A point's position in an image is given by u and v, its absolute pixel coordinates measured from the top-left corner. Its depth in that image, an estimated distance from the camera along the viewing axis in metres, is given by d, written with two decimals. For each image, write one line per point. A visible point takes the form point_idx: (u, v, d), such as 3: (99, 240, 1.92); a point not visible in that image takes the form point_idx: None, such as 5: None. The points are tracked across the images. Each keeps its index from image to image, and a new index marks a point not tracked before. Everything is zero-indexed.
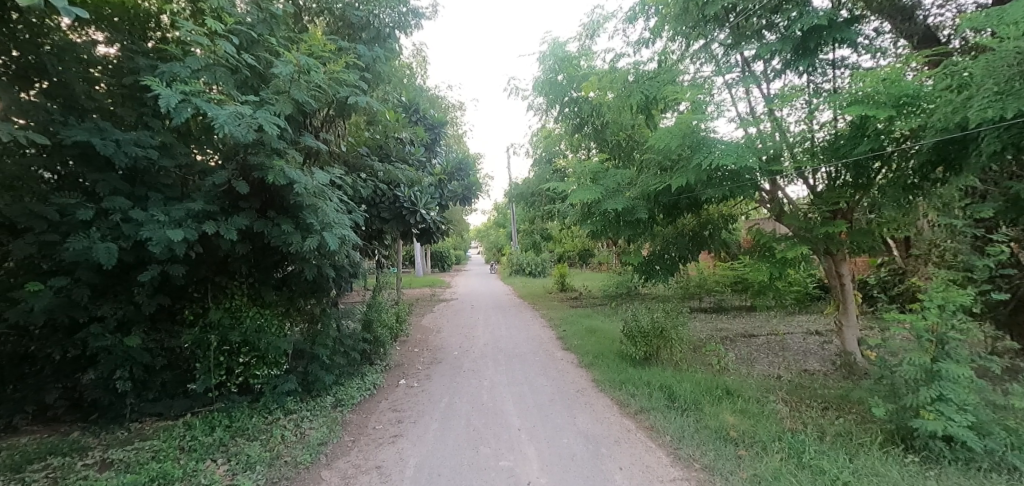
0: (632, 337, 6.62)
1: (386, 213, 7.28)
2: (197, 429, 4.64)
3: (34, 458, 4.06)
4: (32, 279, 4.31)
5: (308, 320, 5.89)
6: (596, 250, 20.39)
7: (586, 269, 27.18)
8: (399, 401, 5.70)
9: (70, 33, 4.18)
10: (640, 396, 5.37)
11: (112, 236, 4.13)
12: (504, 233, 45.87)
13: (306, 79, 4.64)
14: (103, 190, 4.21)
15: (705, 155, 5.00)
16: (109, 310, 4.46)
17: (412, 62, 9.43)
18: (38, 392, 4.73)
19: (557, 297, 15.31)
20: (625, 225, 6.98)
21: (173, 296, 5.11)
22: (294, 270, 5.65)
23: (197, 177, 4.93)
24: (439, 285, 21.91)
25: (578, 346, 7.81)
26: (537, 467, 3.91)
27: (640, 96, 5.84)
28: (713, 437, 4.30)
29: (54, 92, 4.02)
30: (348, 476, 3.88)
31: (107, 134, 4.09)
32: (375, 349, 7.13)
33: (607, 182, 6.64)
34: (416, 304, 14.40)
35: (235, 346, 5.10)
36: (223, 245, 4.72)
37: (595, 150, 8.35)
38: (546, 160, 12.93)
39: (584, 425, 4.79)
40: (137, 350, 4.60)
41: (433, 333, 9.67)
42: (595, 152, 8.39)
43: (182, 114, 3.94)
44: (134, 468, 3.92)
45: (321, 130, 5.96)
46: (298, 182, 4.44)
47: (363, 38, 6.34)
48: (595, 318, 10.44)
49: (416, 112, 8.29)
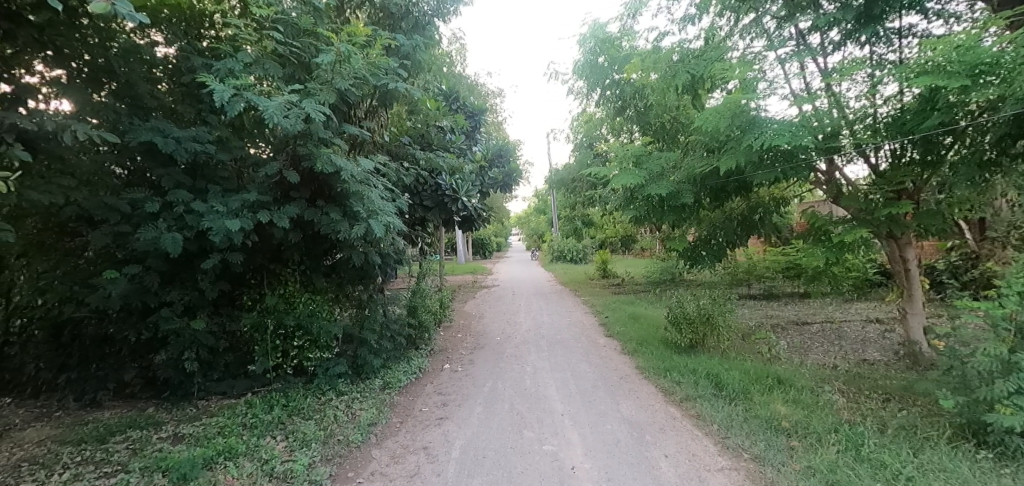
0: (676, 324, 6.43)
1: (429, 201, 7.29)
2: (258, 407, 4.91)
3: (116, 430, 4.46)
4: (109, 267, 4.67)
5: (356, 306, 6.08)
6: (638, 237, 20.00)
7: (628, 257, 26.72)
8: (444, 384, 5.84)
9: (133, 35, 4.45)
10: (686, 385, 5.26)
11: (177, 227, 4.41)
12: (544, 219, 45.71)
13: (348, 68, 4.71)
14: (168, 184, 4.51)
15: (757, 135, 4.77)
16: (177, 295, 4.77)
17: (451, 50, 9.33)
18: (117, 371, 5.16)
19: (599, 283, 15.16)
20: (669, 211, 6.72)
21: (233, 283, 5.39)
22: (342, 257, 5.81)
23: (251, 169, 5.17)
24: (482, 272, 22.20)
25: (621, 333, 7.72)
26: (580, 452, 3.93)
27: (685, 76, 5.57)
28: (763, 427, 4.17)
29: (121, 92, 4.42)
30: (396, 457, 4.05)
31: (168, 133, 4.36)
32: (420, 334, 7.30)
33: (650, 166, 6.41)
34: (458, 290, 14.61)
35: (290, 330, 5.33)
36: (277, 234, 4.93)
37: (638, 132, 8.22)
38: (586, 146, 12.72)
39: (627, 412, 4.78)
40: (202, 333, 4.91)
41: (476, 319, 9.80)
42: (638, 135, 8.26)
43: (235, 107, 4.14)
44: (202, 441, 4.23)
45: (364, 120, 6.07)
46: (344, 170, 4.60)
47: (403, 27, 6.36)
48: (637, 305, 10.28)
49: (456, 100, 8.23)
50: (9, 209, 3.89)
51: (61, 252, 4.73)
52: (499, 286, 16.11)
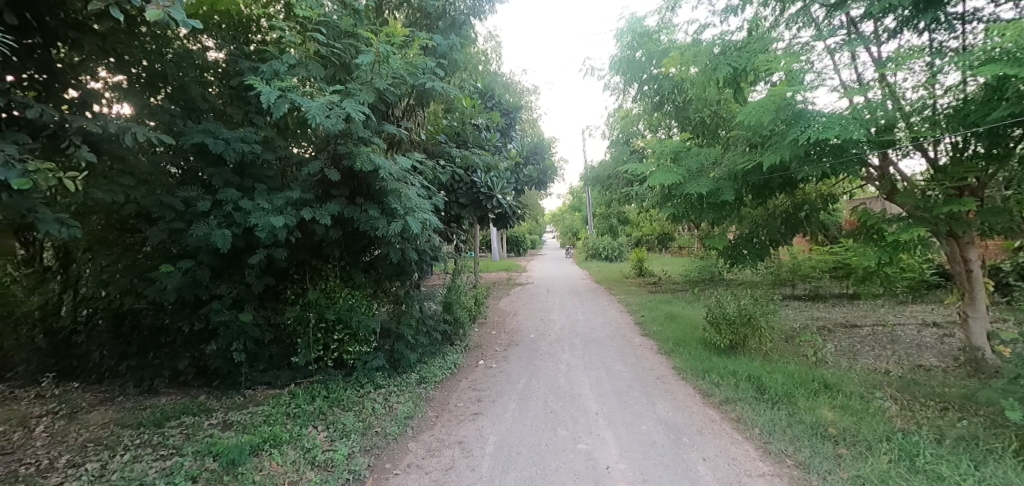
0: (715, 324, 6.25)
1: (464, 199, 7.32)
2: (300, 397, 5.09)
3: (171, 416, 4.73)
4: (164, 261, 4.93)
5: (394, 302, 6.20)
6: (676, 235, 19.59)
7: (665, 255, 26.20)
8: (479, 380, 5.89)
9: (186, 41, 4.76)
10: (725, 387, 5.12)
11: (226, 224, 4.61)
12: (578, 216, 45.36)
13: (386, 68, 4.80)
14: (218, 183, 4.72)
15: (803, 129, 4.57)
16: (226, 289, 5.00)
17: (487, 48, 9.33)
18: (172, 360, 5.46)
19: (635, 282, 14.95)
20: (709, 208, 6.51)
21: (278, 277, 5.60)
22: (380, 254, 5.92)
23: (294, 168, 5.34)
24: (517, 269, 22.35)
25: (658, 332, 7.58)
26: (615, 452, 3.89)
27: (727, 69, 5.39)
28: (808, 432, 4.01)
29: (175, 96, 4.70)
30: (432, 450, 4.13)
31: (219, 134, 4.57)
32: (456, 330, 7.38)
33: (689, 163, 6.25)
34: (492, 287, 14.73)
35: (331, 324, 5.49)
36: (319, 230, 5.09)
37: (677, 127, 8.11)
38: (622, 142, 12.54)
39: (664, 412, 4.69)
40: (249, 326, 5.14)
41: (510, 316, 9.84)
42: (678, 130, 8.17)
43: (280, 108, 4.29)
44: (250, 429, 4.42)
45: (402, 119, 6.18)
46: (383, 168, 4.70)
47: (440, 27, 6.42)
48: (674, 304, 10.07)
49: (492, 98, 8.18)
50: (77, 207, 4.17)
51: (122, 247, 5.04)
52: (533, 283, 16.12)
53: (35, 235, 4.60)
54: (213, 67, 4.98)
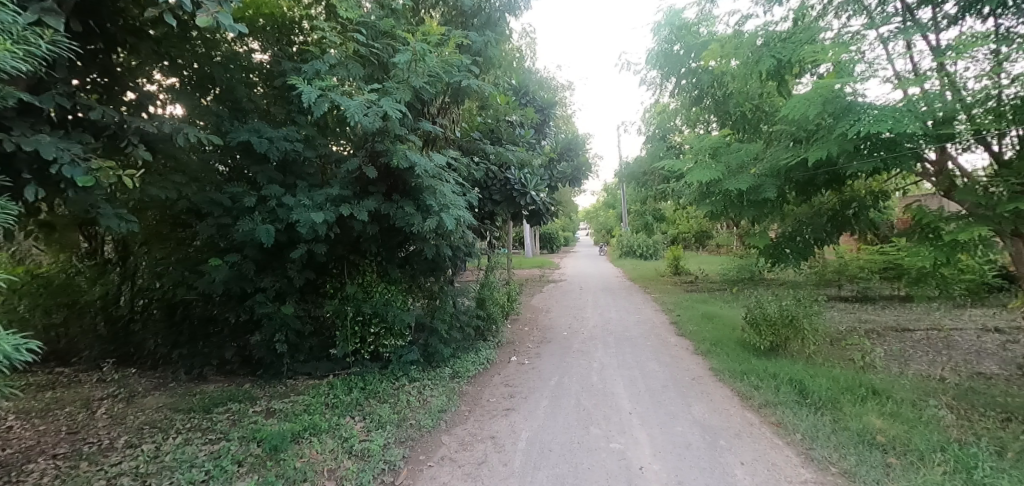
0: (755, 325, 6.06)
1: (498, 195, 7.34)
2: (338, 388, 5.25)
3: (219, 402, 4.96)
4: (212, 255, 5.17)
5: (428, 297, 6.30)
6: (714, 233, 19.09)
7: (701, 253, 25.59)
8: (511, 376, 5.91)
9: (233, 44, 4.96)
10: (765, 390, 4.96)
11: (270, 220, 4.78)
12: (611, 213, 44.83)
13: (422, 66, 4.85)
14: (262, 180, 4.91)
15: (851, 123, 4.37)
16: (270, 282, 5.20)
17: (522, 44, 9.26)
18: (219, 349, 5.72)
19: (671, 281, 14.69)
20: (749, 206, 6.31)
21: (317, 271, 5.78)
22: (415, 249, 6.01)
23: (333, 166, 5.48)
24: (549, 266, 22.37)
25: (694, 332, 7.42)
26: (649, 453, 3.83)
27: (770, 61, 5.19)
28: (854, 440, 3.84)
29: (223, 97, 4.91)
30: (465, 444, 4.18)
31: (263, 133, 4.75)
32: (488, 326, 7.43)
33: (729, 159, 6.07)
34: (525, 284, 14.78)
35: (367, 317, 5.61)
36: (356, 226, 5.21)
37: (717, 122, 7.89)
38: (658, 138, 12.32)
39: (700, 414, 4.58)
40: (291, 318, 5.32)
41: (543, 313, 9.83)
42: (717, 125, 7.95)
43: (320, 107, 4.41)
44: (291, 417, 4.59)
45: (437, 116, 6.25)
46: (418, 165, 4.76)
47: (475, 24, 6.45)
48: (712, 303, 9.83)
49: (525, 95, 8.31)
50: (134, 203, 4.41)
51: (175, 241, 5.30)
52: (566, 280, 16.08)
53: (97, 228, 4.89)
54: (258, 68, 5.16)
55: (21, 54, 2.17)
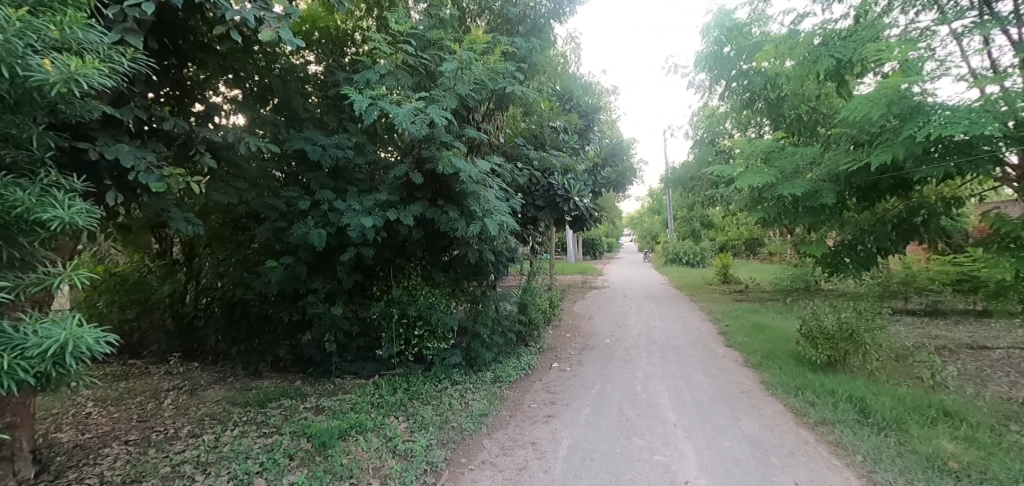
0: (811, 338, 5.76)
1: (541, 200, 7.36)
2: (383, 388, 5.39)
3: (272, 397, 5.20)
4: (269, 256, 5.43)
5: (471, 301, 6.37)
6: (766, 240, 18.32)
7: (753, 261, 24.58)
8: (553, 383, 5.88)
9: (291, 56, 5.22)
10: (822, 406, 4.71)
11: (322, 224, 4.98)
12: (655, 218, 43.85)
13: (469, 74, 4.94)
14: (316, 185, 5.12)
15: (920, 125, 4.10)
16: (321, 284, 5.42)
17: (567, 49, 9.16)
18: (274, 346, 6.00)
19: (719, 289, 14.22)
20: (805, 211, 5.94)
21: (365, 274, 5.97)
22: (459, 254, 6.10)
23: (382, 172, 5.62)
24: (593, 272, 22.21)
25: (744, 344, 7.14)
26: (695, 467, 3.70)
27: (829, 61, 4.94)
28: (922, 464, 3.57)
29: (280, 108, 5.11)
30: (506, 449, 4.19)
31: (317, 141, 4.96)
32: (530, 331, 7.43)
33: (783, 163, 5.80)
34: (568, 290, 14.71)
35: (412, 319, 5.75)
36: (403, 231, 5.35)
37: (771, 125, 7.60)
38: (707, 142, 12.01)
39: (750, 430, 4.39)
40: (340, 318, 5.53)
41: (586, 319, 9.74)
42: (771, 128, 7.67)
43: (370, 115, 4.57)
44: (339, 414, 4.75)
45: (482, 122, 6.34)
46: (463, 170, 4.85)
47: (520, 31, 6.52)
48: (763, 314, 9.43)
49: (570, 100, 8.22)
50: (200, 208, 4.72)
51: (235, 243, 5.62)
52: (609, 287, 15.89)
53: (168, 231, 5.27)
54: (313, 79, 5.40)
55: (106, 71, 2.31)
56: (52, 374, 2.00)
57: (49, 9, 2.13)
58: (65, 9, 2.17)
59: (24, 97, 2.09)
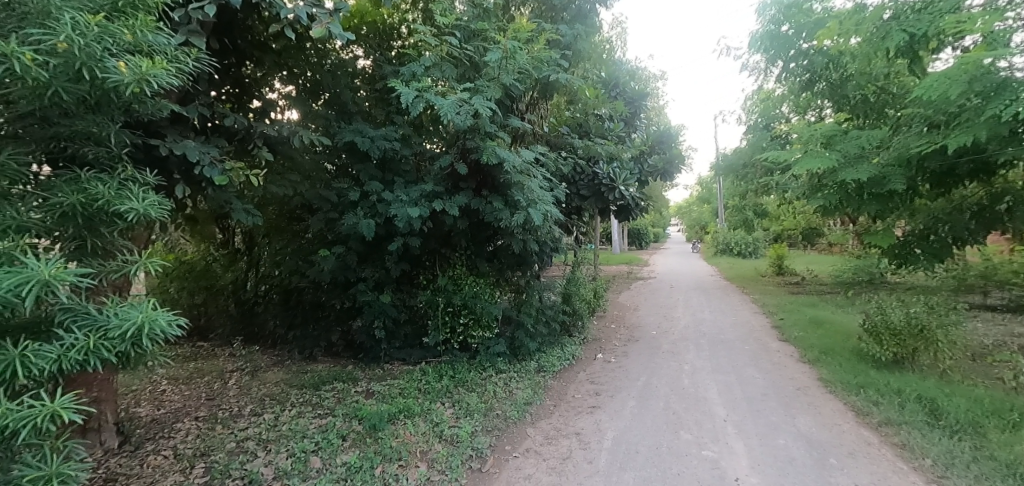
0: (875, 334, 5.44)
1: (585, 190, 7.26)
2: (430, 375, 5.52)
3: (326, 381, 5.45)
4: (321, 246, 5.66)
5: (515, 291, 6.42)
6: (826, 230, 17.34)
7: (809, 252, 23.36)
8: (597, 374, 5.85)
9: (340, 51, 5.37)
10: (886, 406, 4.44)
11: (371, 214, 5.13)
12: (702, 208, 42.39)
13: (513, 64, 4.92)
14: (364, 177, 5.27)
15: (1006, 103, 3.75)
16: (370, 273, 5.60)
17: (612, 35, 8.91)
18: (327, 332, 6.28)
19: (773, 281, 13.64)
20: (871, 199, 5.64)
21: (412, 264, 6.11)
22: (503, 244, 6.13)
23: (427, 163, 5.70)
24: (638, 263, 21.83)
25: (800, 338, 6.83)
26: (746, 464, 3.58)
27: (901, 36, 4.58)
28: (1001, 471, 3.31)
29: (331, 102, 5.26)
30: (550, 438, 4.21)
31: (366, 133, 5.10)
32: (574, 321, 7.41)
33: (847, 146, 5.42)
34: (613, 280, 14.52)
35: (457, 308, 5.86)
36: (448, 221, 5.43)
37: (833, 107, 7.17)
38: (760, 127, 11.50)
39: (805, 428, 4.20)
40: (388, 306, 5.73)
41: (630, 311, 9.61)
42: (833, 110, 7.24)
43: (416, 107, 4.64)
44: (388, 398, 4.92)
45: (526, 112, 6.32)
46: (507, 160, 4.85)
47: (565, 18, 6.43)
48: (821, 308, 8.96)
49: (616, 87, 8.07)
50: (259, 200, 4.97)
51: (290, 233, 5.89)
52: (656, 278, 15.57)
53: (230, 222, 5.59)
54: (362, 73, 5.54)
55: (174, 71, 2.39)
56: (130, 353, 2.09)
57: (124, 13, 2.20)
58: (137, 13, 2.24)
59: (102, 97, 2.20)
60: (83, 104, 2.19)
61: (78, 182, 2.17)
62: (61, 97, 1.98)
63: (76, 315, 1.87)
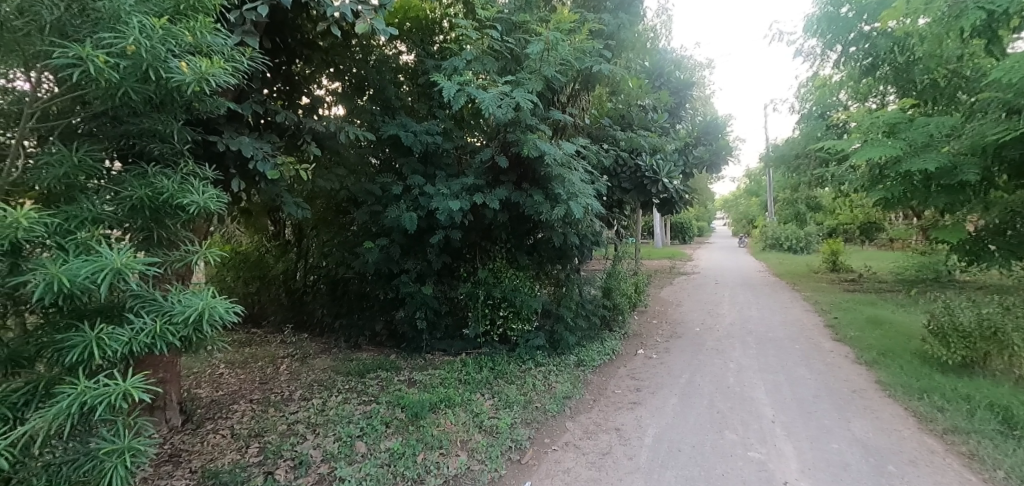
0: (942, 336, 5.10)
1: (627, 183, 7.09)
2: (470, 366, 5.60)
3: (370, 369, 5.62)
4: (366, 238, 5.83)
5: (554, 284, 6.40)
6: (887, 224, 16.31)
7: (867, 248, 22.06)
8: (638, 369, 5.77)
9: (384, 47, 5.50)
10: (954, 413, 4.16)
11: (413, 208, 5.22)
12: (749, 201, 40.79)
13: (554, 55, 4.86)
14: (407, 171, 5.37)
15: None
16: (412, 265, 5.74)
17: (657, 23, 8.63)
18: (371, 321, 6.47)
19: (827, 278, 13.02)
20: (940, 190, 5.31)
21: (453, 256, 6.20)
22: (543, 237, 6.10)
23: (468, 156, 5.76)
24: (680, 257, 21.31)
25: (857, 338, 6.49)
26: (795, 468, 3.45)
27: (978, 14, 4.23)
28: None
29: (376, 97, 5.38)
30: (589, 432, 4.20)
31: (408, 128, 5.19)
32: (614, 316, 7.32)
33: (912, 135, 5.12)
34: (655, 275, 14.24)
35: (497, 301, 5.92)
36: (488, 214, 5.46)
37: (900, 93, 6.73)
38: (815, 116, 10.98)
39: (861, 433, 3.99)
40: (430, 298, 5.86)
41: (673, 306, 9.43)
42: (899, 96, 6.79)
43: (458, 101, 4.67)
44: (430, 388, 5.02)
45: (567, 104, 6.27)
46: (548, 153, 4.83)
47: (608, 6, 6.32)
48: (880, 307, 8.47)
49: (661, 76, 7.90)
50: (308, 193, 5.17)
51: (337, 226, 6.09)
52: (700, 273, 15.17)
53: (281, 214, 5.83)
54: (405, 68, 5.65)
55: (231, 70, 2.48)
56: (195, 338, 2.20)
57: (186, 16, 2.31)
58: (198, 15, 2.35)
59: (167, 97, 2.31)
60: (150, 104, 2.31)
61: (145, 177, 2.32)
62: (131, 97, 2.09)
63: (144, 302, 1.99)
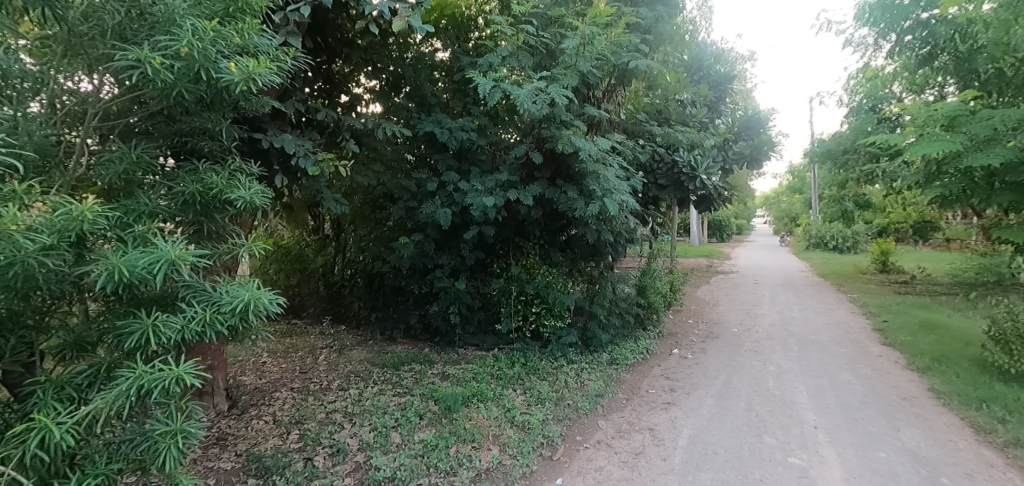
0: (1004, 343, 4.79)
1: (663, 179, 7.08)
2: (502, 361, 5.63)
3: (404, 362, 5.73)
4: (401, 233, 5.94)
5: (588, 281, 6.36)
6: (945, 223, 15.39)
7: (921, 248, 20.88)
8: (673, 369, 5.67)
9: (420, 45, 5.58)
10: (1017, 425, 3.90)
11: (447, 203, 5.28)
12: (790, 199, 39.28)
13: (590, 50, 4.80)
14: (442, 167, 5.43)
15: None
16: (446, 260, 5.84)
17: (698, 16, 8.45)
18: (405, 315, 6.59)
19: (876, 279, 12.42)
20: (1004, 187, 4.99)
21: (486, 252, 6.25)
22: (577, 234, 6.06)
23: (503, 152, 5.79)
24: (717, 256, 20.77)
25: (908, 343, 6.17)
26: (838, 476, 3.32)
27: None
28: None
29: (411, 95, 5.45)
30: (622, 431, 4.16)
31: (443, 124, 5.25)
32: (649, 314, 7.21)
33: (970, 131, 4.79)
34: (691, 274, 13.93)
35: (530, 297, 5.96)
36: (522, 210, 5.46)
37: (962, 82, 6.33)
38: (865, 110, 10.49)
39: (912, 443, 3.80)
40: (464, 293, 5.95)
41: (709, 306, 9.21)
42: (961, 85, 6.39)
43: (493, 97, 4.68)
44: (462, 382, 5.08)
45: (603, 100, 6.20)
46: (583, 149, 4.78)
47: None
48: (935, 310, 8.02)
49: (699, 69, 7.75)
50: (346, 189, 5.31)
51: (374, 221, 6.24)
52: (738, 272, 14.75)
53: (321, 210, 6.02)
54: (441, 65, 5.71)
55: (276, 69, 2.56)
56: (242, 328, 2.29)
57: (234, 17, 2.41)
58: (245, 16, 2.44)
59: (216, 96, 2.41)
60: (201, 103, 2.42)
61: (197, 173, 2.42)
62: (184, 96, 2.19)
63: (196, 292, 2.10)
